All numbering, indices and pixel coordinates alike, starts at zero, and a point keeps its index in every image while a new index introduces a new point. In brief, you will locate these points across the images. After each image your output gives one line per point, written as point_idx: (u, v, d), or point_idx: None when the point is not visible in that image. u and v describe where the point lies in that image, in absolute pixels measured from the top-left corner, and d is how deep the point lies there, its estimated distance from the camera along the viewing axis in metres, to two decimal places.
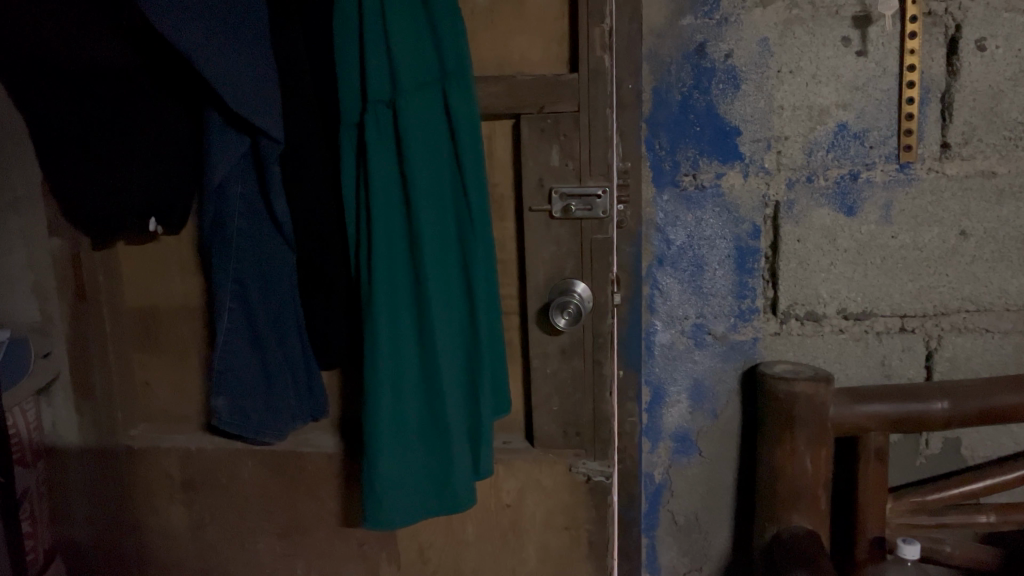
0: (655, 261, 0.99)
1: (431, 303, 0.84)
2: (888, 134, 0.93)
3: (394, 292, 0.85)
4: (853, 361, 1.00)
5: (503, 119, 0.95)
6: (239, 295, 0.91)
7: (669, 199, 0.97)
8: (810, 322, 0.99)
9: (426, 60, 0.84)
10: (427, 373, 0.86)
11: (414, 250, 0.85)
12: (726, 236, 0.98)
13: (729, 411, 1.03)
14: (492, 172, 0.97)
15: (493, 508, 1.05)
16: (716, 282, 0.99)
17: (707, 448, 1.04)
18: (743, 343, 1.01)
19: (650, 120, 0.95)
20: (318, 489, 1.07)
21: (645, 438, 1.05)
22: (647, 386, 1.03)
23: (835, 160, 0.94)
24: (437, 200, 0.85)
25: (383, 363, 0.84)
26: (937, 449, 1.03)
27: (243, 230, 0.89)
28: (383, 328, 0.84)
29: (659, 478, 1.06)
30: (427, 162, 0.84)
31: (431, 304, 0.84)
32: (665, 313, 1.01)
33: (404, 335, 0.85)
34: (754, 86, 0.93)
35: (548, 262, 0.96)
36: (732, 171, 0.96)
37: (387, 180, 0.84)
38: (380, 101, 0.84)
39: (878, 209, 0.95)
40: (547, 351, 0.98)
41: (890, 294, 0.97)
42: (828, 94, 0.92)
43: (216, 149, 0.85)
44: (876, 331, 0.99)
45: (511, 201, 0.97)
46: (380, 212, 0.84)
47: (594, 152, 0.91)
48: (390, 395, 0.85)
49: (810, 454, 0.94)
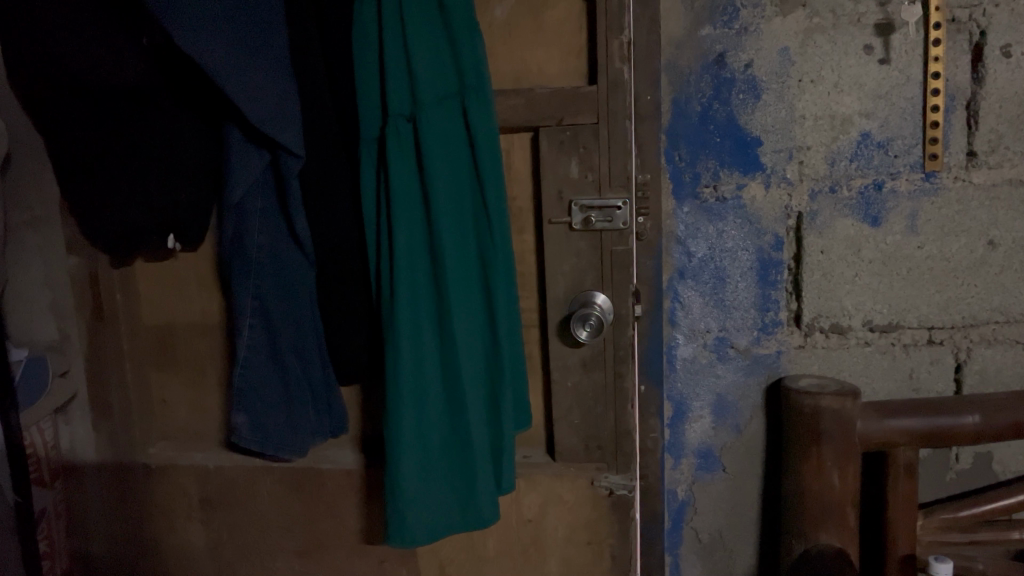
0: (676, 273, 0.98)
1: (455, 316, 0.83)
2: (913, 143, 0.92)
3: (415, 305, 0.84)
4: (880, 374, 0.98)
5: (521, 132, 0.94)
6: (260, 310, 0.90)
7: (689, 210, 0.96)
8: (835, 335, 0.97)
9: (445, 74, 0.83)
10: (450, 387, 0.85)
11: (436, 264, 0.84)
12: (748, 248, 0.96)
13: (753, 425, 1.01)
14: (511, 184, 0.96)
15: (514, 523, 1.03)
16: (738, 295, 0.97)
17: (731, 463, 1.02)
18: (766, 357, 0.99)
19: (669, 130, 0.94)
20: (338, 504, 1.06)
21: (668, 454, 1.03)
22: (669, 402, 1.01)
23: (858, 170, 0.93)
24: (455, 215, 0.84)
25: (403, 378, 0.83)
26: (967, 465, 1.00)
27: (262, 246, 0.88)
28: (406, 342, 0.83)
29: (683, 494, 1.04)
30: (447, 176, 0.84)
31: (455, 317, 0.83)
32: (687, 326, 0.99)
33: (426, 349, 0.85)
34: (774, 96, 0.92)
35: (569, 274, 0.95)
36: (754, 182, 0.94)
37: (409, 195, 0.84)
38: (401, 115, 0.84)
39: (903, 219, 0.93)
40: (568, 363, 0.97)
41: (917, 305, 0.95)
42: (850, 103, 0.91)
43: (236, 163, 0.85)
44: (903, 343, 0.97)
45: (531, 214, 0.96)
46: (400, 226, 0.83)
47: (614, 164, 0.90)
48: (414, 411, 0.84)
49: (837, 471, 0.92)
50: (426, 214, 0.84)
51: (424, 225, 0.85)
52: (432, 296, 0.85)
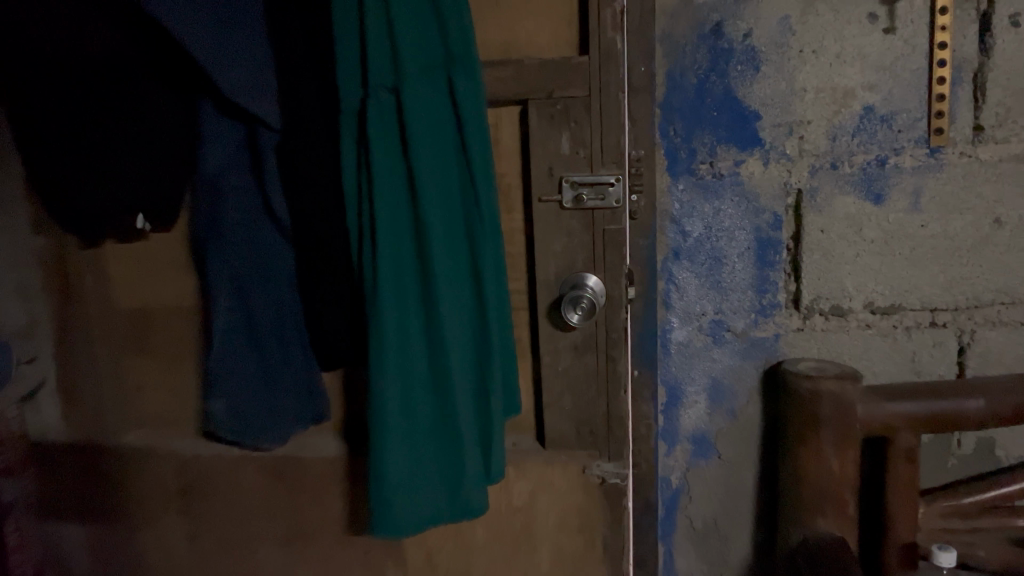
0: (670, 253, 0.94)
1: (442, 297, 0.79)
2: (918, 117, 0.88)
3: (400, 285, 0.80)
4: (881, 358, 0.94)
5: (509, 105, 0.90)
6: (238, 293, 0.86)
7: (684, 187, 0.92)
8: (835, 317, 0.94)
9: (431, 44, 0.80)
10: (437, 371, 0.82)
11: (421, 242, 0.80)
12: (746, 227, 0.92)
13: (750, 411, 0.97)
14: (499, 161, 0.92)
15: (504, 512, 1.00)
16: (735, 276, 0.94)
17: (727, 450, 0.99)
18: (764, 341, 0.95)
19: (664, 104, 0.91)
20: (322, 494, 1.02)
21: (661, 441, 1.00)
22: (663, 386, 0.98)
23: (860, 145, 0.89)
24: (443, 187, 0.80)
25: (388, 362, 0.79)
26: (969, 450, 0.97)
27: (240, 224, 0.85)
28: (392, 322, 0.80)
29: (676, 481, 1.01)
30: (433, 146, 0.79)
31: (442, 298, 0.79)
32: (682, 309, 0.95)
33: (411, 333, 0.81)
34: (774, 68, 0.88)
35: (560, 254, 0.91)
36: (752, 158, 0.91)
37: (393, 170, 0.80)
38: (383, 87, 0.80)
39: (906, 196, 0.90)
40: (559, 346, 0.93)
41: (920, 286, 0.92)
42: (853, 74, 0.87)
43: (210, 137, 0.84)
44: (905, 325, 0.94)
45: (520, 192, 0.92)
46: (383, 198, 0.79)
47: (606, 138, 0.86)
48: (403, 392, 0.81)
49: (836, 456, 0.89)
50: (411, 188, 0.80)
51: (409, 200, 0.80)
52: (418, 274, 0.81)
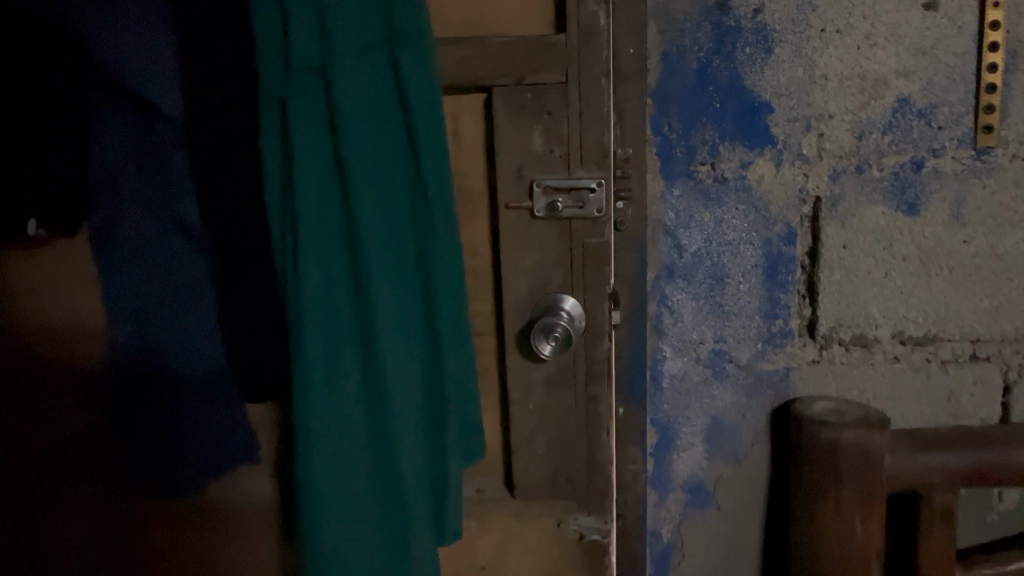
0: (663, 271, 0.79)
1: (382, 326, 0.65)
2: (962, 112, 0.73)
3: (327, 303, 0.65)
4: (911, 397, 0.80)
5: (471, 92, 0.75)
6: (139, 320, 0.73)
7: (681, 193, 0.77)
8: (858, 348, 0.79)
9: (369, 15, 0.64)
10: (376, 414, 0.67)
11: (356, 257, 0.65)
12: (753, 241, 0.77)
13: (755, 456, 0.82)
14: (459, 158, 0.76)
15: (466, 569, 0.86)
16: (740, 298, 0.79)
17: (726, 501, 0.84)
18: (772, 375, 0.80)
19: (657, 92, 0.75)
20: (254, 547, 0.88)
21: (651, 489, 0.85)
22: (653, 427, 0.83)
23: (893, 144, 0.74)
24: (382, 181, 0.65)
25: (313, 404, 0.65)
26: (1013, 505, 0.83)
27: (139, 237, 0.71)
28: (315, 347, 0.65)
29: (668, 536, 0.86)
30: (372, 133, 0.65)
31: (381, 327, 0.65)
32: (676, 336, 0.80)
33: (341, 368, 0.66)
34: (791, 50, 0.73)
35: (531, 272, 0.76)
36: (761, 159, 0.76)
37: (322, 169, 0.65)
38: (309, 67, 0.64)
39: (946, 206, 0.75)
40: (531, 380, 0.79)
41: (960, 312, 0.77)
42: (886, 59, 0.72)
43: (108, 130, 0.68)
44: (941, 359, 0.79)
45: (484, 197, 0.77)
46: (305, 194, 0.64)
47: (587, 135, 0.72)
48: (327, 431, 0.67)
49: (860, 518, 0.74)
50: (340, 182, 0.65)
51: (340, 197, 0.65)
52: (352, 288, 0.66)
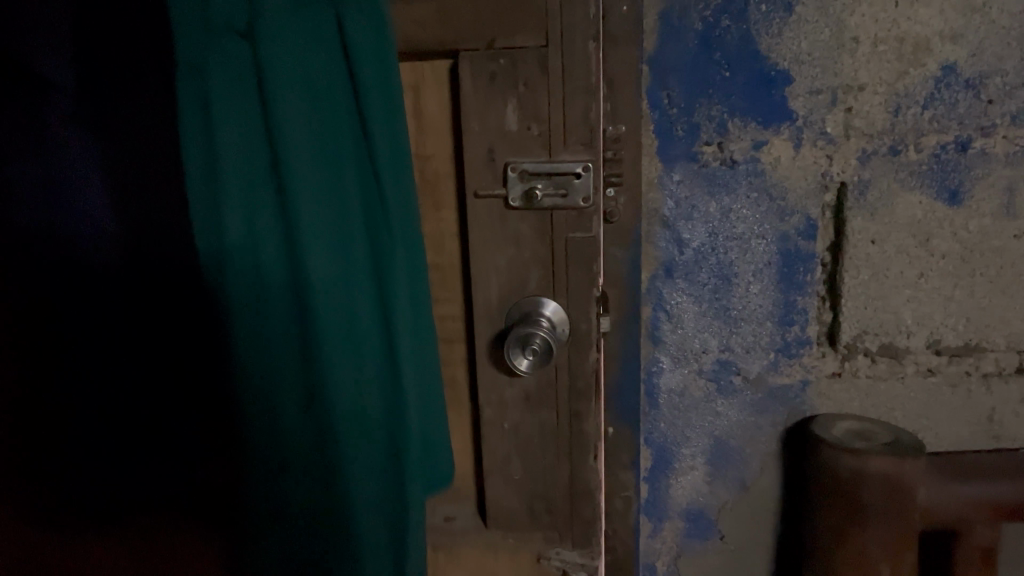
0: (661, 270, 0.67)
1: (328, 358, 0.50)
2: (1019, 82, 0.61)
3: (268, 354, 0.51)
4: (945, 415, 0.69)
5: (434, 58, 0.63)
6: None
7: (682, 179, 0.65)
8: (885, 360, 0.68)
9: None
10: (324, 463, 0.53)
11: (294, 269, 0.50)
12: (766, 235, 0.66)
13: (764, 482, 0.72)
14: (420, 137, 0.65)
15: None
16: (749, 302, 0.68)
17: (731, 531, 0.73)
18: (786, 390, 0.69)
19: (654, 59, 0.63)
20: None
21: (644, 517, 0.74)
22: (648, 448, 0.72)
23: (934, 122, 0.63)
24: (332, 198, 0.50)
25: (248, 446, 0.52)
26: None
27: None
28: (259, 409, 0.52)
29: (663, 569, 0.75)
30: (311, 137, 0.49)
31: (328, 359, 0.50)
32: (675, 346, 0.69)
33: (280, 407, 0.52)
34: (815, 8, 0.61)
35: (504, 272, 0.64)
36: (778, 138, 0.64)
37: (249, 152, 0.49)
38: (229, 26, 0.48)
39: (994, 195, 0.64)
40: (506, 397, 0.68)
41: (1006, 319, 0.66)
42: (928, 19, 0.61)
43: None
44: (981, 372, 0.68)
45: (451, 183, 0.65)
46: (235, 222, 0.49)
47: (569, 110, 0.60)
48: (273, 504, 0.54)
49: (888, 561, 0.64)
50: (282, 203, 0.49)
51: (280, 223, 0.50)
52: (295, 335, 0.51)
